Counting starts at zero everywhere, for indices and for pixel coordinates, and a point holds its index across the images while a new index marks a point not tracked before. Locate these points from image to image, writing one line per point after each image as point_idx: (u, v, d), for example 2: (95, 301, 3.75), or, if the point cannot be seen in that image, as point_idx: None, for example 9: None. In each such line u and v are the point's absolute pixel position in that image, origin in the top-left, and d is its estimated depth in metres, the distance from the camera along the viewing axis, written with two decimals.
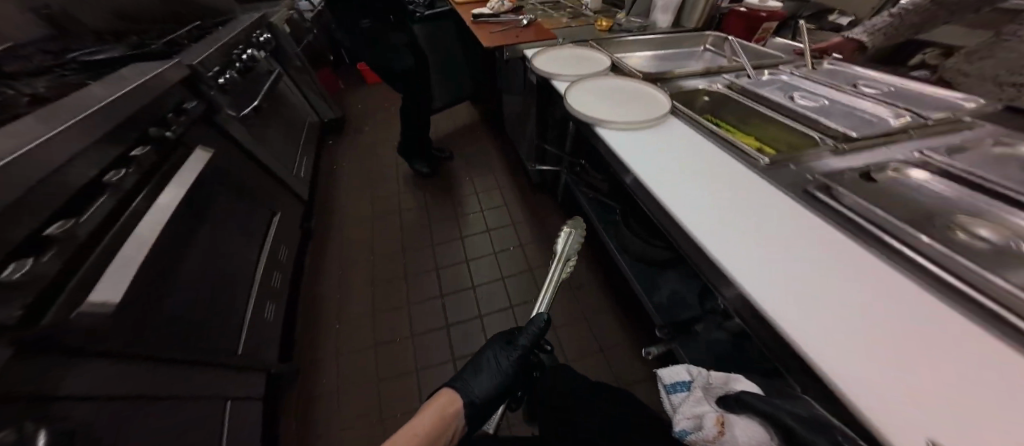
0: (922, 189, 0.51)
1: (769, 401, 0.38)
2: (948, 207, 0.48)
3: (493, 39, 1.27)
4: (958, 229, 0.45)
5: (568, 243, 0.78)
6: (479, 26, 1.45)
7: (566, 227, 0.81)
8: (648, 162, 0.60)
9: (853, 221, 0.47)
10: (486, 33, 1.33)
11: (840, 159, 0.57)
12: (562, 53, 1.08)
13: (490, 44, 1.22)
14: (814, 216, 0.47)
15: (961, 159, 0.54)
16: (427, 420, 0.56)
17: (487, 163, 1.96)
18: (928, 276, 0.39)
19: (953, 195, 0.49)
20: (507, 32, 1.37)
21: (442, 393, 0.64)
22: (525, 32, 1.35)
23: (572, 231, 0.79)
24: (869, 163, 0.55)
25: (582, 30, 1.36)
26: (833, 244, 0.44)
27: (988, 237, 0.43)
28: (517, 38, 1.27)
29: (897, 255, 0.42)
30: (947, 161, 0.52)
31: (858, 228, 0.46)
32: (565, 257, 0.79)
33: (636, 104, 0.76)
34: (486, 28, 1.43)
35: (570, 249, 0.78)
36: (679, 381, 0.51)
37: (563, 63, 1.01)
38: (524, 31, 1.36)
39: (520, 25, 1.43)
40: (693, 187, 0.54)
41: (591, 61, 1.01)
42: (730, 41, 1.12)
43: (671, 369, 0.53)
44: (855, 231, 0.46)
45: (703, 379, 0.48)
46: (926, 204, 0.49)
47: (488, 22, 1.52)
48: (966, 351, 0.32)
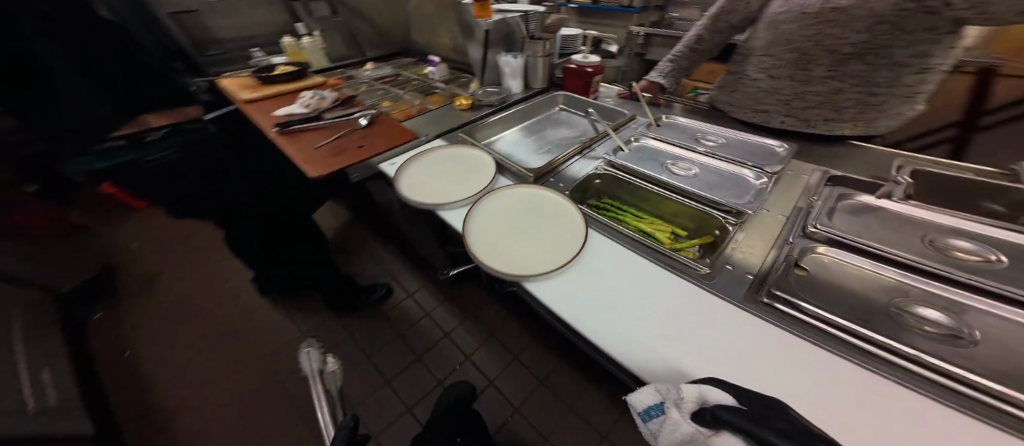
0: (836, 270, 0.54)
1: (741, 410, 0.34)
2: (876, 292, 0.50)
3: (326, 160, 0.99)
4: (909, 321, 0.45)
5: (312, 361, 0.71)
6: (303, 142, 1.14)
7: (305, 350, 0.73)
8: (626, 342, 0.46)
9: (840, 341, 0.44)
10: (316, 153, 1.04)
11: (758, 241, 0.59)
12: (435, 164, 0.92)
13: (320, 170, 0.93)
14: (762, 336, 0.45)
15: (841, 225, 0.60)
16: None
17: (380, 272, 1.63)
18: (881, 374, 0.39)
19: (861, 270, 0.53)
20: (343, 143, 1.11)
21: None
22: (368, 138, 1.13)
23: (311, 352, 0.72)
24: (774, 240, 0.59)
25: (437, 117, 1.25)
26: (817, 366, 0.41)
27: (938, 325, 0.44)
28: (359, 152, 1.03)
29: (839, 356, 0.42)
30: (833, 231, 0.57)
31: (864, 354, 0.42)
32: (320, 371, 0.72)
33: (556, 237, 0.65)
34: (314, 143, 1.13)
35: (318, 364, 0.71)
36: (651, 403, 0.39)
37: (446, 180, 0.86)
38: (364, 138, 1.13)
39: (359, 130, 1.20)
40: (699, 365, 0.43)
41: (476, 170, 0.89)
42: (583, 100, 1.20)
43: (636, 389, 0.40)
44: (851, 353, 0.42)
45: (672, 390, 0.39)
46: (857, 292, 0.50)
47: (315, 132, 1.22)
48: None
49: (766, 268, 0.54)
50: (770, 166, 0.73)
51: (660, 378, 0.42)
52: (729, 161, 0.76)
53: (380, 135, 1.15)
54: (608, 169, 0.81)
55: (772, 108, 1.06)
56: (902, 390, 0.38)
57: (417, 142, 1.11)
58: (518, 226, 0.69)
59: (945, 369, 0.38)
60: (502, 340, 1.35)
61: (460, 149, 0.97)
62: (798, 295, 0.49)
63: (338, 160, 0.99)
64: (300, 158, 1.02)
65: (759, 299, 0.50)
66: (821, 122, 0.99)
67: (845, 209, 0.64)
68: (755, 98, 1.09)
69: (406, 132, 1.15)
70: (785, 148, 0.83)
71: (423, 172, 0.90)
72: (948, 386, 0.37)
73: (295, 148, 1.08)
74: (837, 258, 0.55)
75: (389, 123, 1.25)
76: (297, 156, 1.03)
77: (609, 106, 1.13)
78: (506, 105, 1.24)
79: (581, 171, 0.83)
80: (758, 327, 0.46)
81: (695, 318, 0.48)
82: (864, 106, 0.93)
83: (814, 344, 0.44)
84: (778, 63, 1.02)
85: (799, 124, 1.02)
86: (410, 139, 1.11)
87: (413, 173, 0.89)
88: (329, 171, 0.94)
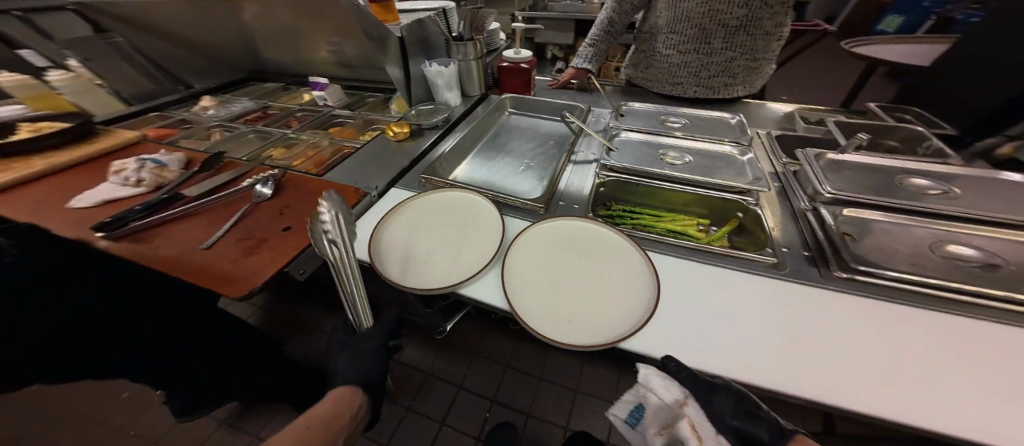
0: (877, 224, 0.65)
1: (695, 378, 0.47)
2: (916, 239, 0.63)
3: (242, 267, 0.63)
4: (955, 258, 0.59)
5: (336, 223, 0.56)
6: (173, 247, 0.70)
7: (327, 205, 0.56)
8: (805, 369, 0.46)
9: (912, 293, 0.55)
10: (214, 261, 0.66)
11: (780, 218, 0.70)
12: (415, 225, 0.79)
13: (244, 288, 0.59)
14: (884, 317, 0.52)
15: (839, 183, 0.72)
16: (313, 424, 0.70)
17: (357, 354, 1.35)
18: (965, 313, 0.51)
19: (886, 223, 0.66)
20: (252, 230, 0.74)
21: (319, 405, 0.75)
22: (290, 214, 0.79)
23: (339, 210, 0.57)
24: (796, 209, 0.72)
25: (373, 158, 1.03)
26: (923, 323, 0.51)
27: (974, 258, 0.59)
28: (293, 239, 0.71)
29: (936, 310, 0.52)
30: (846, 194, 0.68)
31: (933, 298, 0.54)
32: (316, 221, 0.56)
33: (610, 276, 0.63)
34: (196, 244, 0.71)
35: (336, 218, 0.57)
36: (629, 410, 0.53)
37: (438, 243, 0.75)
38: (283, 214, 0.78)
39: (264, 205, 0.83)
40: (861, 361, 0.47)
41: (472, 217, 0.80)
42: (533, 100, 1.22)
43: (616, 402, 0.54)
44: (924, 300, 0.53)
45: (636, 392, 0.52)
46: (902, 242, 0.62)
47: (185, 223, 0.78)
48: None
49: (824, 241, 0.63)
50: (744, 137, 0.90)
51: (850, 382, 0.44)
52: (708, 141, 0.90)
53: (307, 205, 0.82)
54: (610, 174, 0.82)
55: (685, 80, 1.20)
56: (967, 322, 0.51)
57: (367, 198, 0.87)
58: (552, 270, 0.66)
59: (991, 294, 0.52)
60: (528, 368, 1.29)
61: (434, 197, 0.86)
62: (867, 261, 0.58)
63: (265, 261, 0.64)
64: (188, 277, 0.62)
65: (835, 275, 0.58)
66: (722, 87, 1.18)
67: (826, 163, 0.78)
68: (670, 72, 1.21)
69: (344, 190, 0.87)
70: (734, 116, 1.01)
71: (405, 239, 0.76)
72: (999, 306, 0.51)
73: (165, 263, 0.66)
74: (873, 212, 0.67)
75: (306, 185, 0.91)
76: (181, 274, 0.63)
77: (559, 102, 1.20)
78: (454, 124, 1.17)
79: (584, 185, 0.83)
80: (857, 304, 0.54)
81: (814, 318, 0.52)
82: (749, 70, 1.13)
83: (902, 303, 0.53)
84: (683, 38, 1.13)
85: (708, 92, 1.19)
86: (355, 196, 0.86)
87: (394, 243, 0.74)
88: (263, 284, 0.60)
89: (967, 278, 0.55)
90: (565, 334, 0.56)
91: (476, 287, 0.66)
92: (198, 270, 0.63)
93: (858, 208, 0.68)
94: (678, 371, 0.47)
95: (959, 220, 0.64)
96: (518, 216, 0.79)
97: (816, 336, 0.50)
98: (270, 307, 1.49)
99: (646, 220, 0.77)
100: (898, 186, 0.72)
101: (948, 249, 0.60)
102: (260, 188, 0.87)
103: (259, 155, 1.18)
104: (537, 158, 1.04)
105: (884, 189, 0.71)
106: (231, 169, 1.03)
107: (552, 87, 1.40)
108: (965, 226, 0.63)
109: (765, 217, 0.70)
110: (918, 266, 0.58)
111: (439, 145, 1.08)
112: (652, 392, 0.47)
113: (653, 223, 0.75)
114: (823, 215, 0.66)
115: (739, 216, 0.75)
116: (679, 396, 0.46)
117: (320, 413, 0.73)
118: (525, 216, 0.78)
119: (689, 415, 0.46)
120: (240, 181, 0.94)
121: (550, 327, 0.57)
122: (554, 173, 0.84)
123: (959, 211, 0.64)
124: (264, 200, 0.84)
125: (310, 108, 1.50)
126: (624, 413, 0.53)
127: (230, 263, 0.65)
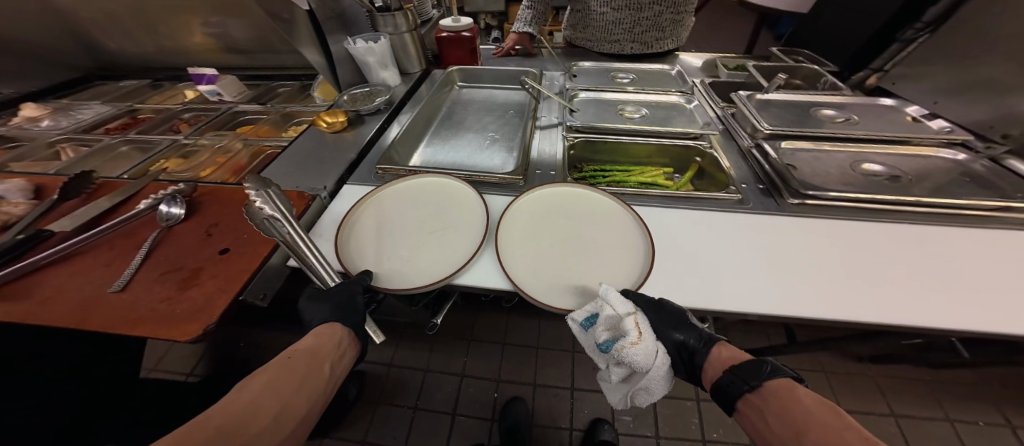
0: (807, 154, 0.87)
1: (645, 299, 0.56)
2: (842, 162, 0.85)
3: (177, 307, 0.52)
4: (869, 174, 0.81)
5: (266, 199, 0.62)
6: (61, 304, 0.54)
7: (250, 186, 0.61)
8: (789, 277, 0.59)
9: (842, 208, 0.72)
10: (139, 307, 0.53)
11: (732, 157, 0.88)
12: (386, 225, 0.75)
13: (196, 326, 0.49)
14: (824, 227, 0.68)
15: (776, 120, 0.95)
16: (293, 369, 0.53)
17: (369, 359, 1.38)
18: (872, 216, 0.70)
19: (815, 152, 0.88)
20: (178, 262, 0.60)
21: (311, 340, 0.59)
22: (222, 233, 0.66)
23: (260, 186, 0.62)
24: (742, 148, 0.91)
25: (314, 155, 0.93)
26: (852, 229, 0.68)
27: (882, 172, 0.82)
28: (239, 259, 0.59)
29: (857, 217, 0.70)
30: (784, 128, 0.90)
31: (855, 209, 0.72)
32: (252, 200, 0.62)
33: (601, 235, 0.69)
34: (98, 294, 0.55)
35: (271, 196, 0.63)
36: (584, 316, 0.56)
37: (415, 238, 0.73)
38: (214, 234, 0.65)
39: (181, 228, 0.67)
40: (822, 263, 0.62)
41: (442, 206, 0.79)
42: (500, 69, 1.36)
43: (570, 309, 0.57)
44: (851, 213, 0.71)
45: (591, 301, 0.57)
46: (830, 164, 0.84)
47: (68, 272, 0.59)
48: (938, 243, 0.64)
49: (773, 173, 0.80)
50: (686, 88, 1.15)
51: (816, 279, 0.59)
52: (658, 93, 1.12)
53: (240, 218, 0.69)
54: (577, 136, 0.94)
55: (622, 38, 1.29)
56: (879, 223, 0.69)
57: (317, 200, 0.78)
58: (539, 239, 0.69)
59: (888, 199, 0.72)
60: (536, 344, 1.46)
61: (390, 191, 0.83)
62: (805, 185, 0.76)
63: (213, 292, 0.54)
64: (110, 333, 0.50)
65: (786, 203, 0.74)
66: (654, 42, 1.29)
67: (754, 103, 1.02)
68: (606, 31, 1.28)
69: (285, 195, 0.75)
70: (675, 69, 1.28)
71: (382, 241, 0.72)
72: (896, 207, 0.71)
73: (59, 325, 0.50)
74: (805, 143, 0.89)
75: (228, 195, 0.75)
76: (98, 331, 0.50)
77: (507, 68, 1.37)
78: (397, 106, 1.15)
79: (555, 149, 0.95)
80: (807, 221, 0.70)
81: (783, 236, 0.67)
82: (675, 23, 1.25)
83: (838, 217, 0.71)
84: None
85: (643, 48, 1.30)
86: (303, 200, 0.75)
87: (370, 248, 0.71)
88: (220, 316, 0.50)
89: (875, 189, 0.76)
90: (565, 297, 0.60)
91: (474, 274, 0.65)
92: (120, 323, 0.50)
93: (794, 141, 0.90)
94: (636, 297, 0.56)
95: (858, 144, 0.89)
96: (498, 194, 0.83)
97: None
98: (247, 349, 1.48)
99: (620, 172, 0.93)
100: (814, 120, 0.97)
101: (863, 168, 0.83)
102: (165, 208, 0.70)
103: (145, 170, 1.01)
104: (499, 131, 1.16)
105: (807, 124, 0.95)
106: (110, 190, 0.81)
107: (497, 55, 1.48)
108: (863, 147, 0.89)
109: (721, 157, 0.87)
110: (845, 183, 0.78)
111: (384, 131, 1.06)
112: (608, 303, 0.54)
113: (625, 176, 0.91)
114: (765, 148, 0.86)
115: (697, 161, 0.93)
116: (627, 305, 0.54)
117: (302, 346, 0.58)
118: (501, 192, 0.83)
119: (635, 317, 0.53)
120: (130, 205, 0.75)
121: (546, 292, 0.60)
122: (524, 142, 0.93)
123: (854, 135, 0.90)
124: (177, 222, 0.68)
125: (218, 112, 1.32)
126: (581, 317, 0.55)
127: (164, 305, 0.53)
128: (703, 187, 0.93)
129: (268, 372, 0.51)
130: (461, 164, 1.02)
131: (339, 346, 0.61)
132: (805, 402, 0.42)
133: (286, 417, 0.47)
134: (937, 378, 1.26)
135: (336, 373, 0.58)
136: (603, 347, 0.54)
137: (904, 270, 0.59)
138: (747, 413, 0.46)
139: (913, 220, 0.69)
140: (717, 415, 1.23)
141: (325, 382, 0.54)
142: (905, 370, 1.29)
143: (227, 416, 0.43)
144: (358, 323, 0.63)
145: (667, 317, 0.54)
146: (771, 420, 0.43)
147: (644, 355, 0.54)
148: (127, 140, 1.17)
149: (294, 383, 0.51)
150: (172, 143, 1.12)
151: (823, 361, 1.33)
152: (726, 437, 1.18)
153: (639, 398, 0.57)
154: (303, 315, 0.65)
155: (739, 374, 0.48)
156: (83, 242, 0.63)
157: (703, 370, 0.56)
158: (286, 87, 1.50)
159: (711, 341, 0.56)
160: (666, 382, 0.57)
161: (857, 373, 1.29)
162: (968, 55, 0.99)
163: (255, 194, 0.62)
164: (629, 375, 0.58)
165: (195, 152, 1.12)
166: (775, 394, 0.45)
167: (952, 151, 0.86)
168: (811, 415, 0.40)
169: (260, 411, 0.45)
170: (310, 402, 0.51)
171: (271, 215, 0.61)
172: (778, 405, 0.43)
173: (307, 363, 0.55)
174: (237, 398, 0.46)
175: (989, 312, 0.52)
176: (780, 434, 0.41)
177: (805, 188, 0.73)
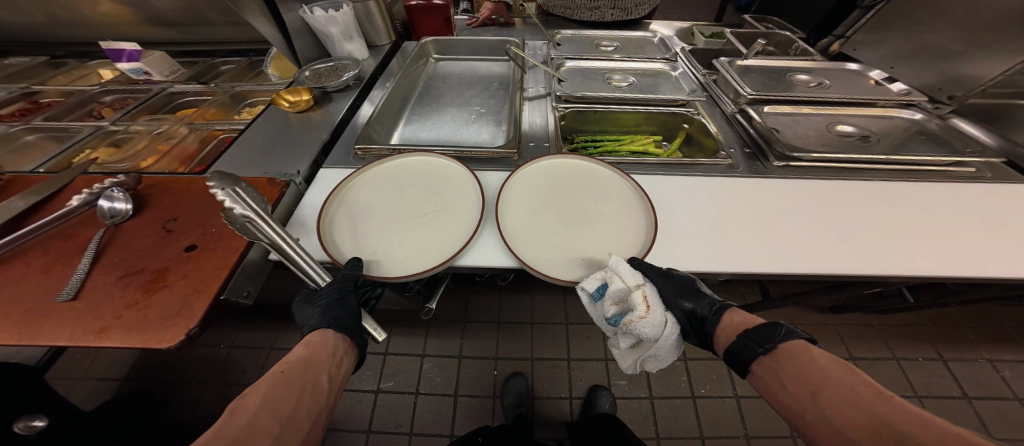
0: (787, 118, 0.97)
1: (651, 266, 0.59)
2: (818, 126, 0.95)
3: (156, 309, 0.53)
4: (843, 136, 0.91)
5: (241, 200, 0.55)
6: (12, 312, 0.52)
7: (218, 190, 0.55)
8: (783, 232, 0.66)
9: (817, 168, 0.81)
10: (105, 312, 0.53)
11: (718, 122, 0.99)
12: (377, 206, 0.71)
13: (185, 329, 0.50)
14: (804, 184, 0.76)
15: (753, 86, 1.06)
16: (275, 385, 0.45)
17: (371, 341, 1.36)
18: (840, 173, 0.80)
19: (791, 117, 0.98)
20: (137, 264, 0.60)
21: (303, 348, 0.53)
22: (181, 229, 0.65)
23: (228, 188, 0.56)
24: (726, 113, 1.02)
25: (280, 138, 0.88)
26: (828, 188, 0.76)
27: (852, 133, 0.92)
28: (206, 258, 0.59)
29: (828, 175, 0.79)
30: (764, 93, 0.99)
31: (830, 169, 0.81)
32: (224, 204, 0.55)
33: (599, 206, 0.70)
34: (52, 300, 0.54)
35: (242, 195, 0.56)
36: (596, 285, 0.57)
37: (410, 220, 0.69)
38: (172, 230, 0.64)
39: (132, 226, 0.65)
40: (806, 219, 0.69)
41: (436, 185, 0.75)
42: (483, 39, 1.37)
43: (586, 278, 0.57)
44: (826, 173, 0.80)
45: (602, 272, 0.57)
46: (809, 127, 0.94)
47: (11, 277, 0.58)
48: (893, 195, 0.74)
49: (757, 137, 0.89)
50: (669, 55, 1.25)
51: (801, 231, 0.66)
52: (641, 61, 1.22)
53: (199, 212, 0.68)
54: (568, 107, 1.02)
55: (602, 5, 1.40)
56: (851, 182, 0.77)
57: (293, 186, 0.73)
58: (539, 215, 0.69)
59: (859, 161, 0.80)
60: (539, 323, 1.47)
61: (376, 171, 0.78)
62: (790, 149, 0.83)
63: (185, 295, 0.54)
64: (77, 342, 0.50)
65: (772, 165, 0.82)
66: (632, 8, 1.42)
67: (734, 70, 1.13)
68: None
69: (254, 183, 0.70)
70: (658, 36, 1.38)
71: (375, 224, 0.68)
72: (864, 167, 0.80)
73: (16, 336, 0.50)
74: (786, 107, 0.99)
75: (178, 186, 0.74)
76: (63, 341, 0.50)
77: (486, 38, 1.38)
78: (368, 81, 1.14)
79: (546, 119, 1.01)
80: (790, 183, 0.77)
81: (772, 196, 0.74)
82: None
83: (816, 177, 0.79)
84: None
85: (623, 13, 1.42)
86: (276, 188, 0.70)
87: (362, 232, 0.66)
88: (201, 318, 0.52)
89: (846, 149, 0.86)
90: (569, 267, 0.60)
91: (481, 253, 0.63)
92: (87, 330, 0.51)
93: (776, 105, 1.00)
94: (643, 265, 0.58)
95: (823, 108, 0.99)
96: (491, 168, 0.83)
97: (762, 217, 0.69)
98: (220, 353, 1.38)
99: (613, 140, 1.02)
100: (782, 83, 1.09)
101: (835, 130, 0.93)
102: (107, 205, 0.67)
103: (69, 161, 0.94)
104: (485, 105, 1.18)
105: (777, 88, 1.06)
106: (28, 186, 0.75)
107: (473, 25, 1.53)
108: (830, 109, 0.99)
109: (708, 124, 0.97)
110: (817, 144, 0.88)
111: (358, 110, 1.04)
112: (619, 275, 0.56)
113: (617, 144, 1.01)
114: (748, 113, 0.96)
115: (685, 127, 1.04)
116: (637, 277, 0.56)
117: (293, 357, 0.51)
118: (495, 167, 0.84)
119: (643, 289, 0.55)
120: (62, 204, 0.71)
121: (548, 263, 0.60)
122: (517, 114, 0.99)
123: (822, 98, 1.00)
124: (125, 219, 0.66)
125: (155, 93, 1.20)
126: (592, 287, 0.55)
127: (133, 309, 0.53)
128: (691, 152, 1.05)
129: (259, 389, 0.44)
130: (453, 140, 1.05)
131: (336, 354, 0.54)
132: (821, 363, 0.46)
133: (288, 436, 0.41)
134: (883, 323, 1.45)
135: (337, 382, 0.51)
136: (609, 315, 0.57)
137: (868, 223, 0.68)
138: (762, 374, 0.50)
139: (876, 179, 0.78)
140: (702, 372, 1.33)
141: (326, 395, 0.47)
142: (857, 317, 1.46)
143: (223, 438, 0.36)
144: (353, 324, 0.58)
145: (675, 285, 0.57)
146: (788, 379, 0.47)
147: (653, 326, 0.56)
148: (30, 129, 1.06)
149: (294, 397, 0.44)
150: (95, 131, 1.04)
151: (791, 316, 1.48)
152: (711, 392, 1.28)
153: (648, 364, 0.61)
154: (301, 318, 0.62)
155: (753, 338, 0.52)
156: (16, 244, 0.61)
157: (714, 337, 0.58)
158: (230, 64, 1.36)
159: (722, 309, 0.58)
160: (674, 350, 0.60)
161: (822, 324, 1.46)
162: (916, 23, 1.09)
163: (222, 195, 0.55)
164: (638, 343, 0.61)
165: (127, 140, 1.06)
166: (788, 355, 0.49)
167: (911, 112, 0.97)
168: (826, 373, 0.45)
169: (258, 431, 0.39)
170: (314, 417, 0.44)
171: (247, 215, 0.55)
172: (794, 367, 0.48)
173: (303, 373, 0.47)
174: (225, 421, 0.39)
175: (939, 257, 0.61)
176: (798, 393, 0.45)
177: (790, 151, 0.80)
